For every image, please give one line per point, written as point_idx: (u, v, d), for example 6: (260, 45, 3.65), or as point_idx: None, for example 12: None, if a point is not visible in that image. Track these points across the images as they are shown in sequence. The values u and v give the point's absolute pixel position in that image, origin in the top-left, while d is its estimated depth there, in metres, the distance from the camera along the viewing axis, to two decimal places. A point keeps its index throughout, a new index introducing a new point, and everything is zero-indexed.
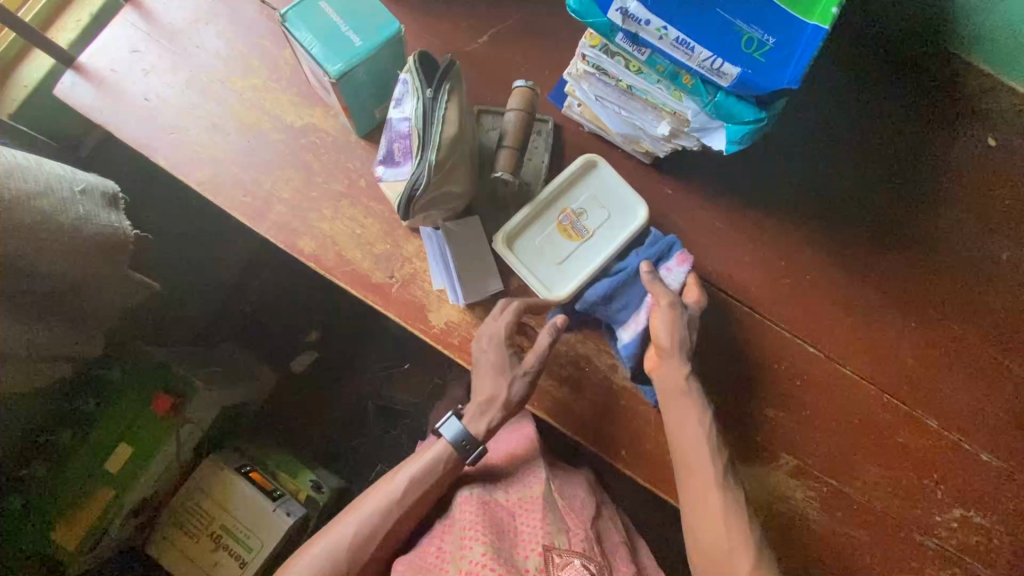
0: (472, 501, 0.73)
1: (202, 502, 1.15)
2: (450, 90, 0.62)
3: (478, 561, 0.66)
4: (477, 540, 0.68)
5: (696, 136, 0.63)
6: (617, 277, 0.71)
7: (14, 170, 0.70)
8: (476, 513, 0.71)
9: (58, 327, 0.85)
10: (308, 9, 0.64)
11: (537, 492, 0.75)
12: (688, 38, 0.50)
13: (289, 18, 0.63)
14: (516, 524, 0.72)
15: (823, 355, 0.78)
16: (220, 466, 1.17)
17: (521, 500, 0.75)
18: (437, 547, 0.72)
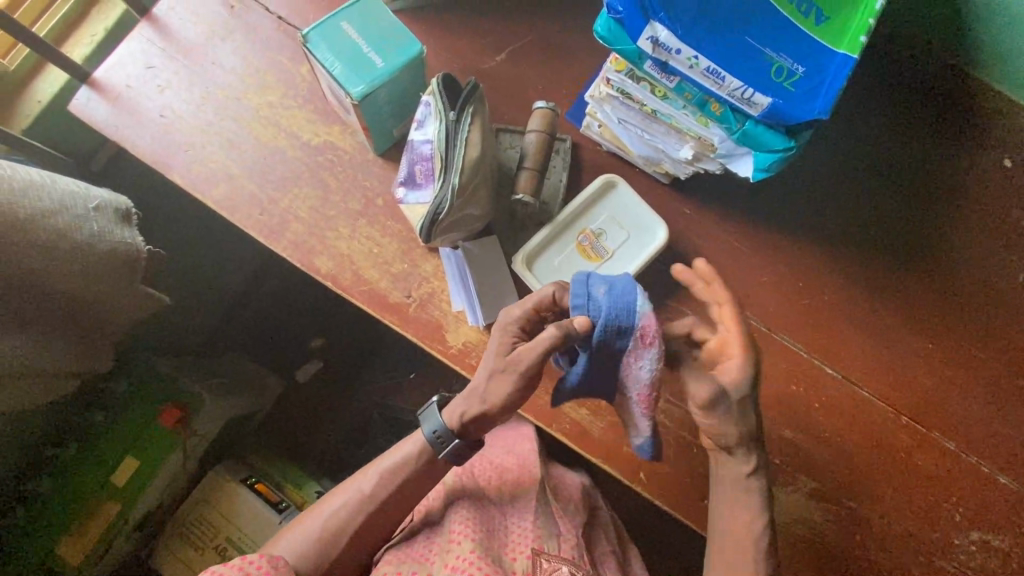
0: (466, 501, 0.78)
1: (208, 514, 1.14)
2: (473, 112, 0.62)
3: (464, 555, 0.70)
4: (466, 535, 0.72)
5: (718, 160, 0.63)
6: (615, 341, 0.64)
7: (31, 187, 0.69)
8: (469, 514, 0.75)
9: (69, 341, 0.84)
10: (329, 30, 0.63)
11: (529, 501, 0.80)
12: (720, 68, 0.50)
13: (311, 39, 0.63)
14: (505, 527, 0.77)
15: (840, 376, 0.77)
16: (225, 478, 1.16)
17: (513, 508, 0.80)
18: (426, 540, 0.75)
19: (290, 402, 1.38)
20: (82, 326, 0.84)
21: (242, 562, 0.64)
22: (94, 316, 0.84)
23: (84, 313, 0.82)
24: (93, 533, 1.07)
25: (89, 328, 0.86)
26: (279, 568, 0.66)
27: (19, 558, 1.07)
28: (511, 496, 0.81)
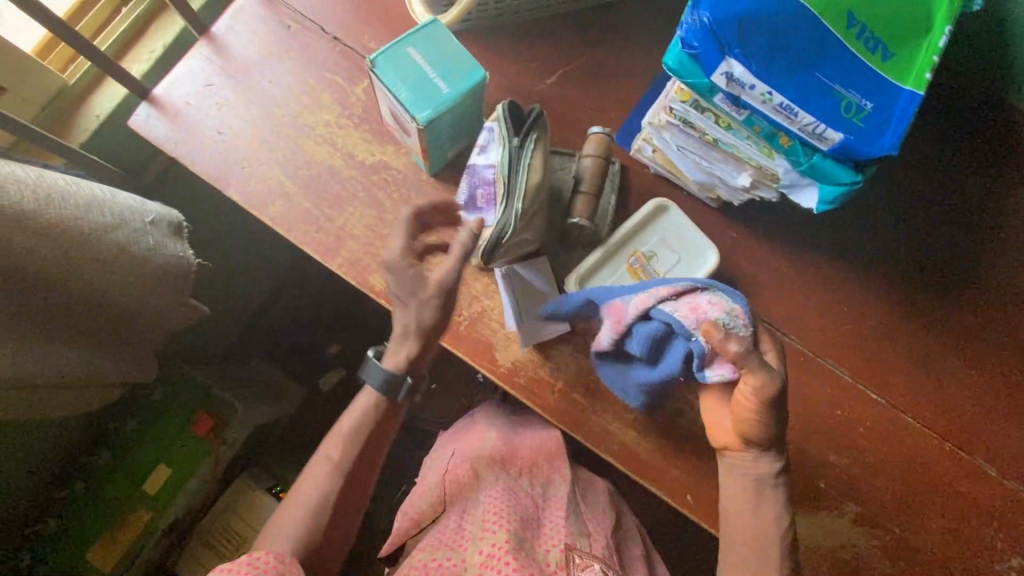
0: (500, 489, 0.82)
1: (233, 522, 1.14)
2: (537, 138, 0.63)
3: (499, 544, 0.72)
4: (500, 525, 0.75)
5: (776, 188, 0.64)
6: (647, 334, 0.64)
7: (93, 202, 0.69)
8: (505, 502, 0.79)
9: (115, 352, 0.84)
10: (396, 55, 0.65)
11: (560, 495, 0.85)
12: (794, 104, 0.51)
13: (378, 64, 0.64)
14: (539, 517, 0.80)
15: (883, 401, 0.78)
16: (251, 485, 1.17)
17: (545, 498, 0.84)
18: (459, 525, 0.79)
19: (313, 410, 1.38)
20: (127, 338, 0.85)
21: (250, 559, 0.57)
22: (140, 328, 0.84)
23: (131, 324, 0.82)
24: (122, 541, 1.07)
25: (134, 338, 0.86)
26: (289, 565, 0.58)
27: (51, 563, 1.07)
28: (542, 486, 0.86)
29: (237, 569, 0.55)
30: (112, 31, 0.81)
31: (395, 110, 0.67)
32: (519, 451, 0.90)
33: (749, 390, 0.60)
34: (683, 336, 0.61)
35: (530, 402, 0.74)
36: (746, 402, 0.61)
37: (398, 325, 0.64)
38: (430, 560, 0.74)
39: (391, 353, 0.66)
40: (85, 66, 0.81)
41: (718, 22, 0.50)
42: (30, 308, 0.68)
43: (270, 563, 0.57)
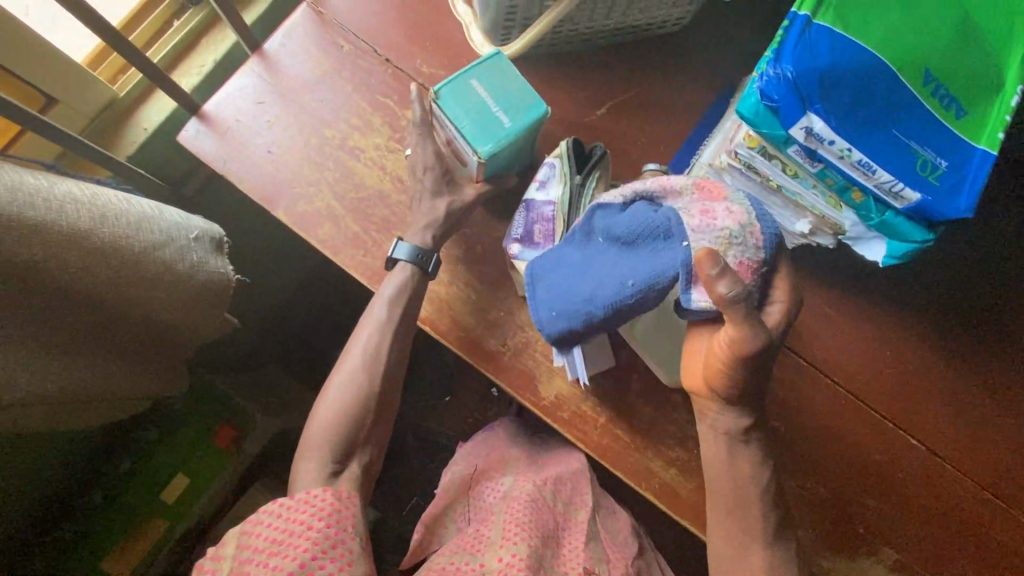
0: (520, 500, 0.78)
1: None
2: (598, 176, 0.65)
3: (519, 556, 0.70)
4: (523, 537, 0.72)
5: (834, 236, 0.64)
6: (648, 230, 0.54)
7: (143, 221, 0.68)
8: (527, 513, 0.76)
9: (146, 366, 0.82)
10: (460, 86, 0.64)
11: (582, 519, 0.81)
12: (872, 162, 0.51)
13: (441, 95, 0.64)
14: (559, 535, 0.77)
15: (923, 447, 0.76)
16: (265, 494, 1.12)
17: (567, 517, 0.80)
18: (476, 532, 0.77)
19: None
20: (158, 354, 0.83)
21: (308, 496, 0.63)
22: (176, 341, 0.83)
23: (168, 337, 0.81)
24: (138, 551, 1.04)
25: (165, 350, 0.84)
26: (344, 502, 0.64)
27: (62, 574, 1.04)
28: (565, 503, 0.82)
29: (298, 508, 0.62)
30: (163, 44, 0.81)
31: (455, 138, 0.67)
32: (545, 469, 0.86)
33: (724, 341, 0.54)
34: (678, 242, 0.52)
35: (572, 436, 0.74)
36: (722, 349, 0.55)
37: (425, 216, 0.72)
38: (446, 563, 0.73)
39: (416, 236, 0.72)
40: (136, 78, 0.81)
41: (801, 77, 0.50)
42: (76, 326, 0.67)
43: (326, 502, 0.63)
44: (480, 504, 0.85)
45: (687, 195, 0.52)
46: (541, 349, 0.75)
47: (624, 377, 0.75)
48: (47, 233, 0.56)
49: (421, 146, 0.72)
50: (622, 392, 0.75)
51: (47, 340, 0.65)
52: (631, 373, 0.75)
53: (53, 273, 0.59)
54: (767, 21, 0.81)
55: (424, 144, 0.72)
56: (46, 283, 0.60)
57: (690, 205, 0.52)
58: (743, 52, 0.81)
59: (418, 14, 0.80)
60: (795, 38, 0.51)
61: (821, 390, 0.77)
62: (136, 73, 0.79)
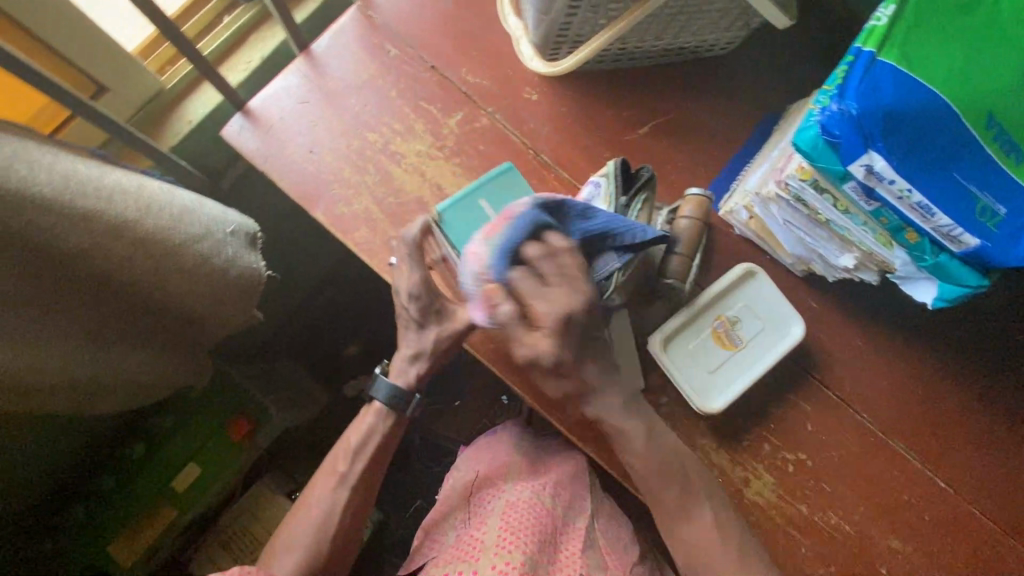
0: (517, 506, 0.77)
1: (251, 524, 1.11)
2: (645, 198, 0.64)
3: (513, 564, 0.71)
4: (518, 547, 0.72)
5: (879, 272, 0.64)
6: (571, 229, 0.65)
7: (186, 214, 0.68)
8: (524, 519, 0.75)
9: (173, 356, 0.81)
10: (468, 207, 0.70)
11: (580, 527, 0.78)
12: (934, 206, 0.50)
13: (446, 214, 0.70)
14: (555, 540, 0.76)
15: (949, 489, 0.74)
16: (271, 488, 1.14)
17: (564, 524, 0.78)
18: (471, 534, 0.78)
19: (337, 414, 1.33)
20: (185, 345, 0.83)
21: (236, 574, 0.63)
22: (204, 330, 0.82)
23: (197, 326, 0.80)
24: (147, 538, 1.02)
25: (190, 339, 0.83)
26: None
27: (70, 555, 1.02)
28: (564, 508, 0.80)
29: None
30: (214, 38, 0.81)
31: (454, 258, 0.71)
32: (545, 472, 0.84)
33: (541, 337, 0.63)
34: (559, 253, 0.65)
35: (597, 455, 0.74)
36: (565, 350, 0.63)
37: (413, 345, 0.75)
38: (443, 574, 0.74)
39: (400, 373, 0.77)
40: (185, 70, 0.81)
41: (866, 115, 0.49)
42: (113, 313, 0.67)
43: None
44: (479, 509, 0.81)
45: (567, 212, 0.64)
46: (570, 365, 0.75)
47: (652, 399, 0.75)
48: (97, 223, 0.57)
49: (410, 271, 0.71)
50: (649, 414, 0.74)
51: (84, 327, 0.64)
52: (659, 395, 0.75)
53: (100, 262, 0.59)
54: (818, 50, 0.80)
55: (414, 269, 0.70)
56: (93, 271, 0.60)
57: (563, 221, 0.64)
58: (792, 79, 0.80)
59: (467, 24, 0.80)
60: (860, 75, 0.50)
61: (852, 425, 0.75)
62: (186, 65, 0.80)
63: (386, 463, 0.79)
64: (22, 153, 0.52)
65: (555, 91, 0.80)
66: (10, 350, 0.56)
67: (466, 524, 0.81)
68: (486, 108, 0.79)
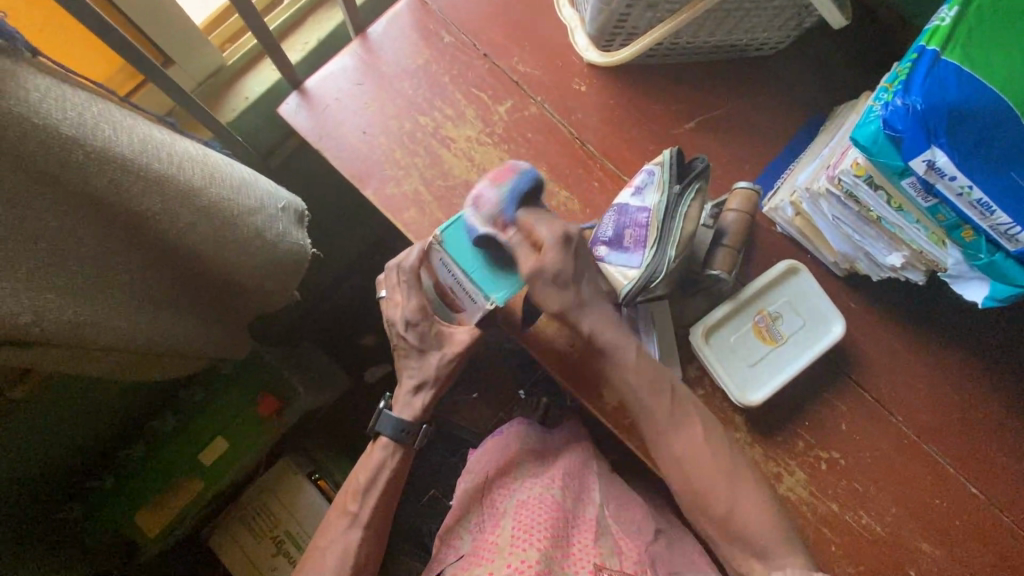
0: (528, 502, 0.74)
1: (270, 502, 1.11)
2: (697, 188, 0.65)
3: (528, 562, 0.65)
4: (532, 543, 0.68)
5: (925, 271, 0.65)
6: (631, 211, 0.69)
7: (243, 184, 0.70)
8: (536, 513, 0.71)
9: (215, 325, 0.82)
10: (460, 230, 0.68)
11: (591, 516, 0.74)
12: (993, 203, 0.51)
13: (445, 238, 0.68)
14: (567, 535, 0.71)
15: (984, 498, 0.72)
16: (280, 469, 1.13)
17: (575, 515, 0.74)
18: (485, 537, 0.73)
19: (359, 399, 1.33)
20: (228, 314, 0.84)
21: None
22: (247, 301, 0.84)
23: (240, 296, 0.81)
24: (175, 506, 1.03)
25: (230, 310, 0.84)
26: None
27: (96, 522, 1.02)
28: (573, 499, 0.76)
29: None
30: (277, 17, 0.85)
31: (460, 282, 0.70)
32: (552, 465, 0.81)
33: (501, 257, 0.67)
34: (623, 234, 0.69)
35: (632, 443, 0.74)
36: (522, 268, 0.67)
37: (415, 373, 0.76)
38: None
39: (405, 405, 0.77)
40: (248, 46, 0.85)
41: (930, 111, 0.50)
42: (168, 275, 0.69)
43: None
44: (493, 510, 0.78)
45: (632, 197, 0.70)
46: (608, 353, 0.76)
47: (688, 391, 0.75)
48: (166, 185, 0.59)
49: (407, 298, 0.73)
50: None
51: (142, 287, 0.66)
52: (695, 387, 0.75)
53: (163, 224, 0.61)
54: (866, 55, 0.81)
55: (410, 297, 0.73)
56: (155, 232, 0.61)
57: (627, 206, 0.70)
58: (839, 82, 0.81)
59: (521, 15, 0.82)
60: (925, 71, 0.51)
61: (888, 427, 0.75)
62: (251, 40, 0.84)
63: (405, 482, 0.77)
64: (105, 113, 0.54)
65: (603, 83, 0.81)
66: (80, 303, 0.57)
67: (481, 526, 0.77)
68: (535, 97, 0.80)
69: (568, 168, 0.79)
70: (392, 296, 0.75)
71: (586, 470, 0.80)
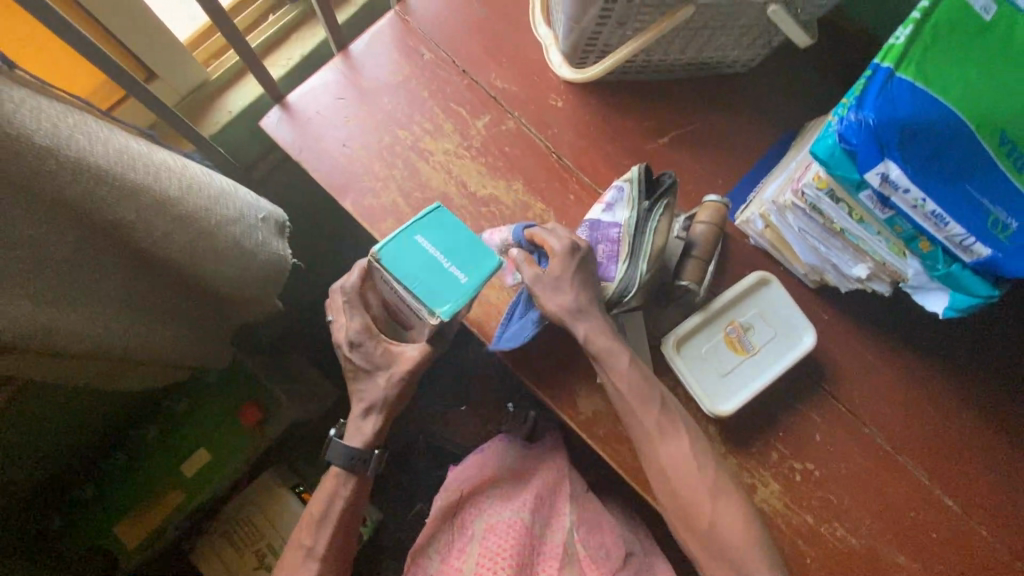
0: (499, 526, 0.74)
1: (252, 515, 1.10)
2: (665, 205, 0.66)
3: None
4: (496, 570, 0.70)
5: (890, 283, 0.67)
6: (609, 224, 0.68)
7: (222, 194, 0.71)
8: (502, 539, 0.73)
9: (193, 334, 0.82)
10: (405, 245, 0.61)
11: (558, 543, 0.74)
12: (946, 214, 0.52)
13: (383, 256, 0.60)
14: (532, 561, 0.73)
15: (957, 508, 0.72)
16: (265, 483, 1.12)
17: (542, 540, 0.75)
18: (453, 562, 0.74)
19: (344, 410, 1.33)
20: (209, 323, 0.85)
21: None
22: (227, 309, 0.84)
23: (218, 304, 0.82)
24: (154, 519, 1.01)
25: (210, 319, 0.84)
26: None
27: (76, 533, 1.01)
28: (543, 521, 0.76)
29: None
30: (261, 34, 0.88)
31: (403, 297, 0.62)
32: (527, 485, 0.80)
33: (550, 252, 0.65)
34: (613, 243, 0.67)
35: (605, 454, 0.74)
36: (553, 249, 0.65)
37: (369, 394, 0.75)
38: None
39: (356, 431, 0.76)
40: (231, 60, 0.87)
41: (882, 126, 0.52)
42: (144, 285, 0.69)
43: None
44: (463, 531, 0.77)
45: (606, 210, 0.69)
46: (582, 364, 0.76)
47: None
48: (141, 195, 0.60)
49: (351, 317, 0.72)
50: None
51: (118, 295, 0.67)
52: None
53: (139, 233, 0.62)
54: (835, 73, 0.83)
55: (354, 316, 0.72)
56: (131, 241, 0.62)
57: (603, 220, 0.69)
58: (810, 99, 0.83)
59: (500, 33, 0.84)
60: (878, 88, 0.52)
61: (861, 439, 0.75)
62: (234, 56, 0.86)
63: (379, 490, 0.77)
64: (81, 124, 0.55)
65: (580, 98, 0.83)
66: (54, 308, 0.58)
67: (450, 547, 0.77)
68: (513, 112, 0.82)
69: (544, 180, 0.80)
70: (337, 317, 0.73)
71: (560, 489, 0.80)
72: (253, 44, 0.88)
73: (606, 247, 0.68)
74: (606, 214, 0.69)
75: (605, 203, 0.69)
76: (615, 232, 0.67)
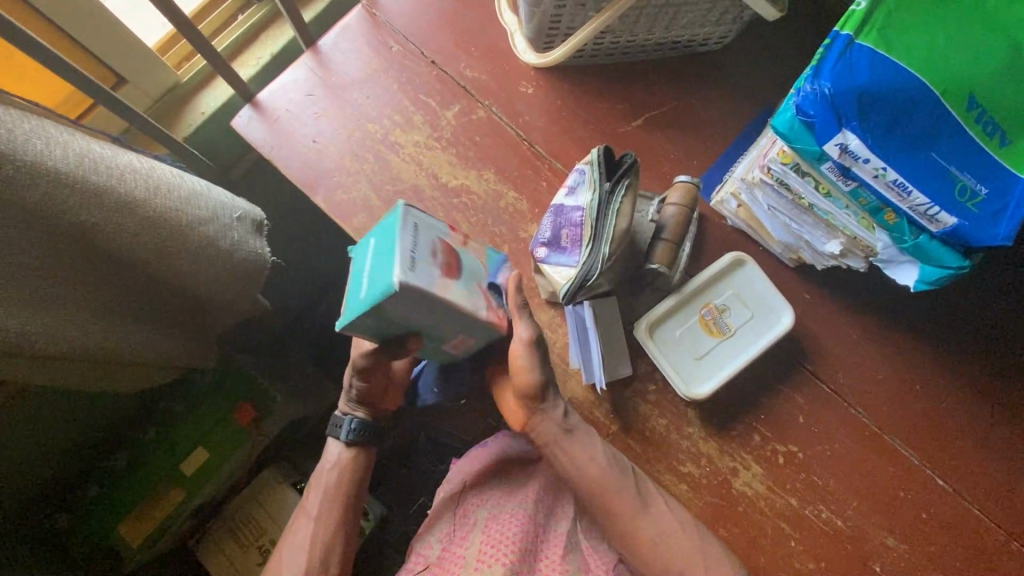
0: (502, 515, 0.73)
1: (255, 511, 1.12)
2: (628, 184, 0.64)
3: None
4: (498, 559, 0.68)
5: (865, 258, 0.66)
6: (571, 207, 0.67)
7: (193, 195, 0.72)
8: (506, 527, 0.71)
9: (177, 336, 0.83)
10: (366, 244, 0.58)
11: (562, 531, 0.73)
12: (908, 183, 0.51)
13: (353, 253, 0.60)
14: (536, 548, 0.71)
15: (946, 486, 0.71)
16: (270, 481, 1.14)
17: (547, 528, 0.73)
18: (454, 549, 0.74)
19: None
20: (193, 324, 0.86)
21: None
22: (214, 308, 0.85)
23: (203, 304, 0.83)
24: (155, 518, 1.03)
25: (195, 319, 0.85)
26: None
27: (81, 532, 1.03)
28: (546, 513, 0.75)
29: None
30: (230, 36, 0.89)
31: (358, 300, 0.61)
32: (526, 480, 0.78)
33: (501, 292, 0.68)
34: (573, 226, 0.66)
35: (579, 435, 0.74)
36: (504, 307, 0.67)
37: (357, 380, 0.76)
38: None
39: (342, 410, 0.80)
40: (200, 64, 0.89)
41: (838, 95, 0.50)
42: (121, 289, 0.71)
43: None
44: (463, 521, 0.77)
45: (570, 194, 0.68)
46: (576, 369, 0.75)
47: (640, 386, 0.75)
48: (106, 198, 0.61)
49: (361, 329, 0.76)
50: (637, 401, 0.75)
51: (96, 300, 0.68)
52: (647, 383, 0.75)
53: (107, 235, 0.63)
54: (811, 45, 0.81)
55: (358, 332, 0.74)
56: (101, 244, 0.64)
57: (566, 205, 0.68)
58: (784, 74, 0.81)
59: (467, 22, 0.84)
60: (836, 56, 0.50)
61: (846, 419, 0.73)
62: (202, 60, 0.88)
63: (361, 481, 0.78)
64: (40, 129, 0.57)
65: (550, 83, 0.82)
66: (29, 312, 0.60)
67: (451, 536, 0.76)
68: (483, 101, 0.82)
69: (516, 168, 0.80)
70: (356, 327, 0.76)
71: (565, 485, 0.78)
72: (222, 46, 0.89)
73: (566, 230, 0.66)
74: (570, 198, 0.68)
75: (570, 188, 0.68)
76: (576, 214, 0.66)
